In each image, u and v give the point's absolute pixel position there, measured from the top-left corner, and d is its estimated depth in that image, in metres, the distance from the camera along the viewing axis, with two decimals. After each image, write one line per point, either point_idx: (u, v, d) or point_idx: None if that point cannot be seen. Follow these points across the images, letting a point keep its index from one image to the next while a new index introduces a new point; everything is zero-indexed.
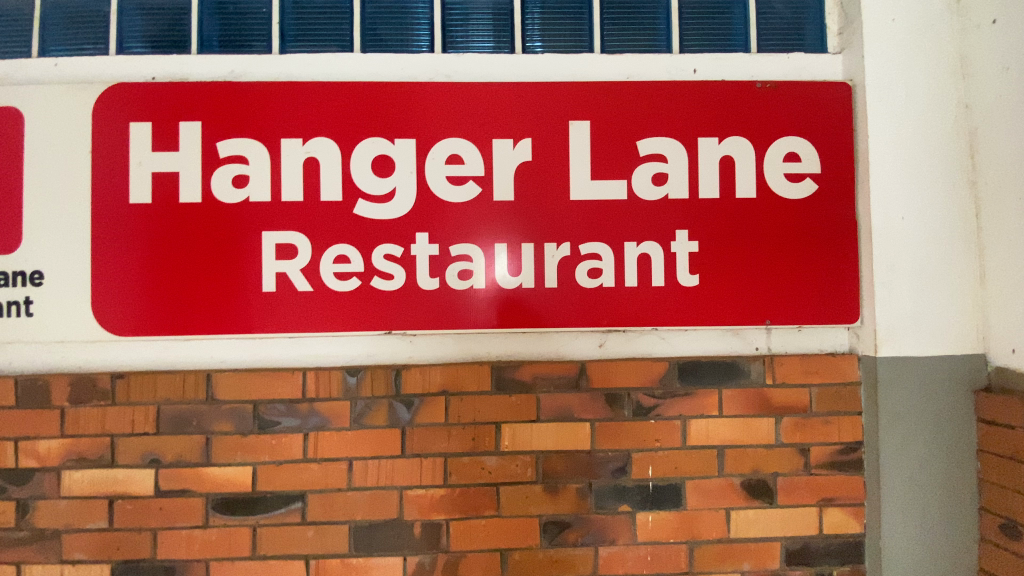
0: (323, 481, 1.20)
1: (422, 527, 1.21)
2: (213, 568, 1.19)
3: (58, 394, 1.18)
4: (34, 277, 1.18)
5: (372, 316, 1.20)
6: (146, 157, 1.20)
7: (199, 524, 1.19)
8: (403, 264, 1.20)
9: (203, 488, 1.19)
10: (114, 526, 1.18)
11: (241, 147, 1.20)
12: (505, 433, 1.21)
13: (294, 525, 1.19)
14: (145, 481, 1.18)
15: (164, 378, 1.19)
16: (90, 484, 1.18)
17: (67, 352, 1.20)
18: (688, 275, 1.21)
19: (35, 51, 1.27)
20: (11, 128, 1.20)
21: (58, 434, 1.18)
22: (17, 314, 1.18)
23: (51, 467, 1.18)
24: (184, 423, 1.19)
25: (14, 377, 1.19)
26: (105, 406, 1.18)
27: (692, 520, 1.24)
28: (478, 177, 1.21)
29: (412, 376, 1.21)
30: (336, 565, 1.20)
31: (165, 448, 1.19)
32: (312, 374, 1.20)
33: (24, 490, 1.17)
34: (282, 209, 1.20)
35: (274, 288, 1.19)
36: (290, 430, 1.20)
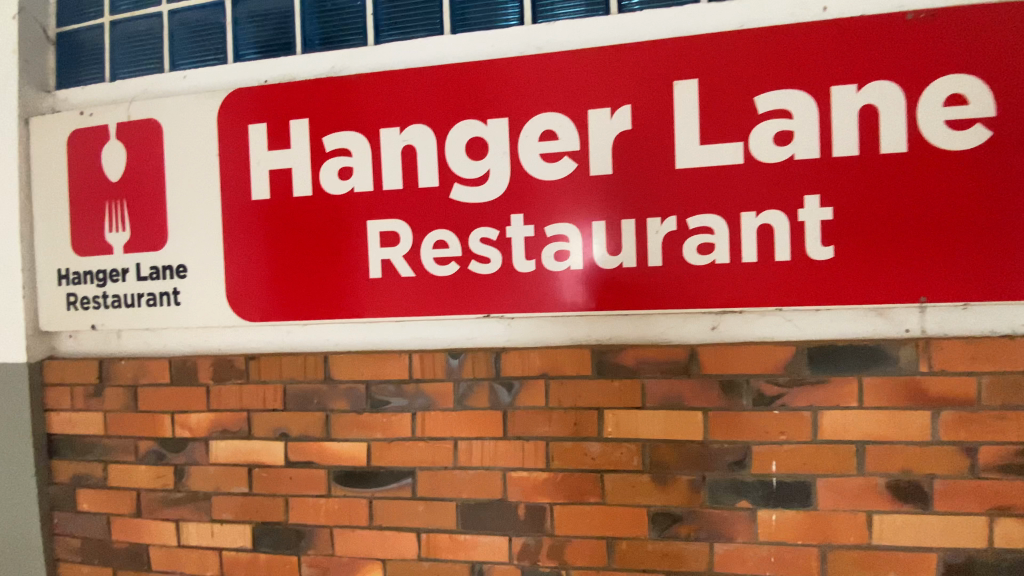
0: (430, 459, 1.24)
1: (526, 509, 1.20)
2: (337, 534, 1.28)
3: (204, 373, 1.33)
4: (179, 270, 1.32)
5: (472, 300, 1.20)
6: (264, 157, 1.29)
7: (324, 493, 1.28)
8: (499, 247, 1.18)
9: (325, 461, 1.28)
10: (253, 491, 1.32)
11: (344, 139, 1.25)
12: (608, 420, 1.16)
13: (405, 499, 1.25)
14: (276, 452, 1.30)
15: (288, 360, 1.30)
16: (232, 453, 1.32)
17: (209, 336, 1.35)
18: (819, 247, 1.06)
19: (167, 66, 1.41)
20: (154, 139, 1.35)
21: (206, 409, 1.33)
22: (167, 304, 1.34)
23: (201, 437, 1.34)
24: (306, 400, 1.29)
25: (168, 358, 1.36)
26: (242, 384, 1.31)
27: (825, 521, 1.11)
28: (574, 152, 1.15)
29: (511, 359, 1.20)
30: (445, 541, 1.24)
31: (291, 423, 1.29)
32: (417, 356, 1.24)
33: (181, 457, 1.35)
34: (383, 198, 1.23)
35: (379, 274, 1.24)
36: (398, 409, 1.25)
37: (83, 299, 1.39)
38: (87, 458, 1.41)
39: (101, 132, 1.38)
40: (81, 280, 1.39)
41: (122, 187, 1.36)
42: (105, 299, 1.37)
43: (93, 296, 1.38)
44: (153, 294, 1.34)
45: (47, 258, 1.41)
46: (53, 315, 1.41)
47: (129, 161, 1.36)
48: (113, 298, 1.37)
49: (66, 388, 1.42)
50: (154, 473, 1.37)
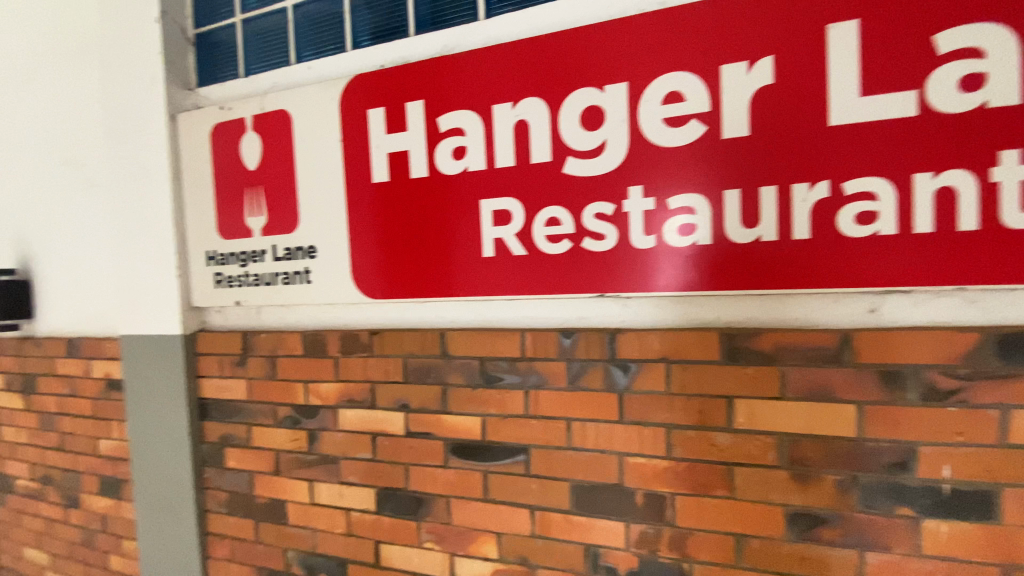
0: (544, 437, 1.22)
1: (645, 497, 1.15)
2: (453, 504, 1.31)
3: (333, 346, 1.43)
4: (310, 251, 1.42)
5: (588, 278, 1.14)
6: (382, 140, 1.32)
7: (441, 463, 1.32)
8: (616, 223, 1.11)
9: (442, 434, 1.32)
10: (376, 457, 1.39)
11: (457, 118, 1.24)
12: (739, 410, 1.07)
13: (519, 476, 1.25)
14: (398, 422, 1.36)
15: (407, 335, 1.35)
16: (358, 420, 1.41)
17: (335, 312, 1.44)
18: (1018, 213, 0.88)
19: (292, 58, 1.50)
20: (283, 127, 1.44)
21: (335, 379, 1.43)
22: (301, 282, 1.44)
23: (330, 405, 1.44)
24: (424, 374, 1.33)
25: (302, 331, 1.47)
26: (366, 356, 1.39)
27: (1013, 539, 0.94)
28: (704, 115, 1.05)
29: (628, 341, 1.14)
30: (559, 521, 1.22)
31: (411, 395, 1.35)
32: (530, 335, 1.22)
33: (314, 422, 1.46)
34: (495, 175, 1.21)
35: (491, 253, 1.23)
36: (511, 386, 1.25)
37: (229, 278, 1.54)
38: (234, 420, 1.57)
39: (238, 124, 1.50)
40: (227, 260, 1.53)
41: (258, 174, 1.48)
42: (247, 278, 1.51)
43: (237, 275, 1.52)
44: (288, 274, 1.45)
45: (197, 241, 1.57)
46: (203, 292, 1.57)
47: (264, 149, 1.47)
48: (254, 277, 1.50)
49: (215, 357, 1.58)
50: (290, 436, 1.49)
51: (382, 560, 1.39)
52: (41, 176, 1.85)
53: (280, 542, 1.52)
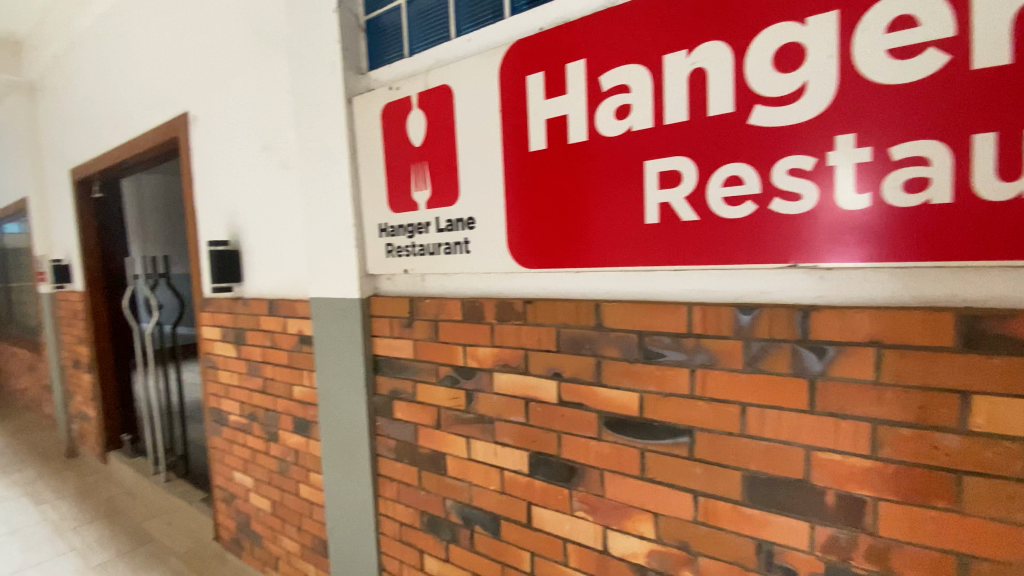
0: (712, 421, 1.12)
1: (837, 498, 1.01)
2: (608, 478, 1.28)
3: (489, 313, 1.46)
4: (469, 222, 1.46)
5: (775, 245, 1.00)
6: (541, 105, 1.29)
7: (595, 435, 1.29)
8: (815, 180, 0.96)
9: (597, 406, 1.28)
10: (529, 422, 1.40)
11: (623, 75, 1.15)
12: (977, 408, 0.87)
13: (681, 458, 1.17)
14: (550, 390, 1.35)
15: (561, 305, 1.32)
16: (512, 385, 1.43)
17: (491, 280, 1.47)
18: None
19: (453, 33, 1.53)
20: (445, 100, 1.47)
21: (490, 344, 1.46)
22: (461, 252, 1.49)
23: (486, 367, 1.48)
24: (579, 344, 1.29)
25: (460, 299, 1.53)
26: (520, 324, 1.40)
27: None
28: (947, 41, 0.83)
29: (825, 319, 0.98)
30: (727, 510, 1.13)
31: (565, 365, 1.32)
32: (699, 309, 1.12)
33: (471, 383, 1.52)
34: (665, 133, 1.11)
35: (657, 219, 1.14)
36: (675, 363, 1.16)
37: (398, 249, 1.66)
38: (401, 376, 1.71)
39: (405, 102, 1.58)
40: (396, 232, 1.66)
41: (423, 149, 1.55)
42: (414, 248, 1.62)
43: (405, 245, 1.64)
44: (449, 244, 1.51)
45: (371, 213, 1.72)
46: (377, 261, 1.73)
47: (428, 123, 1.53)
48: (420, 247, 1.60)
49: (386, 319, 1.74)
50: (450, 394, 1.58)
51: (533, 522, 1.42)
52: (247, 160, 2.16)
53: (439, 490, 1.62)
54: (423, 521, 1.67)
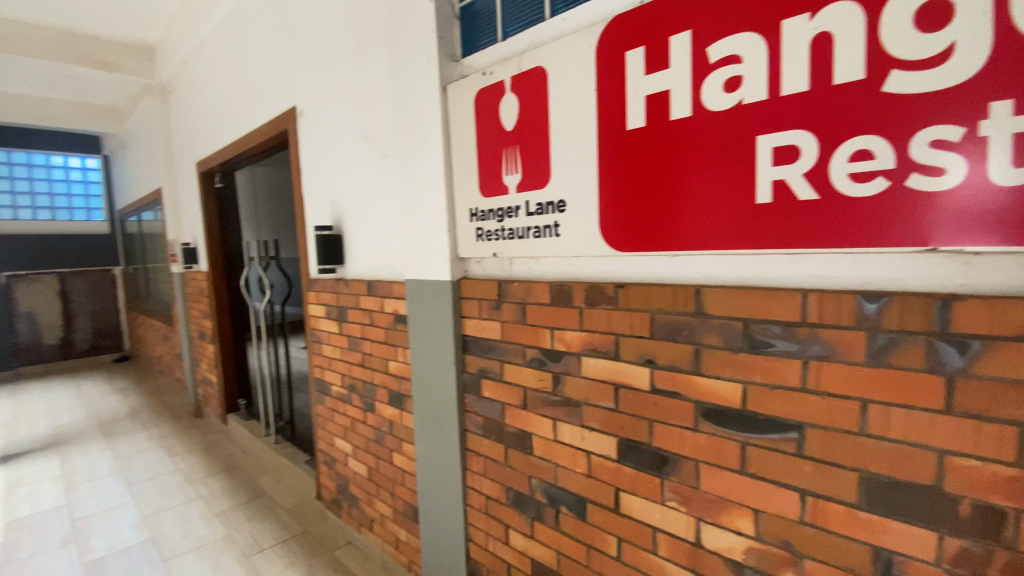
0: (825, 416, 1.05)
1: (972, 508, 0.90)
2: (704, 470, 1.24)
3: (578, 297, 1.43)
4: (560, 205, 1.44)
5: (911, 226, 0.91)
6: (640, 82, 1.24)
7: (690, 426, 1.25)
8: (962, 153, 0.85)
9: (694, 396, 1.23)
10: (619, 408, 1.38)
11: (734, 45, 1.08)
12: None
13: (788, 454, 1.10)
14: (642, 377, 1.32)
15: (657, 290, 1.27)
16: (601, 370, 1.40)
17: (580, 264, 1.45)
18: None
19: (547, 13, 1.49)
20: (540, 81, 1.45)
21: (579, 328, 1.44)
22: (550, 236, 1.47)
23: (575, 351, 1.46)
24: (675, 331, 1.25)
25: (548, 283, 1.51)
26: (611, 309, 1.37)
27: None
28: None
29: (970, 311, 0.87)
30: (839, 513, 1.05)
31: (660, 351, 1.28)
32: (816, 296, 1.03)
33: (558, 366, 1.51)
34: (781, 106, 1.03)
35: (769, 198, 1.06)
36: (785, 354, 1.09)
37: (488, 233, 1.67)
38: (489, 356, 1.74)
39: (497, 87, 1.58)
40: (486, 217, 1.67)
41: (514, 134, 1.54)
42: (503, 232, 1.62)
43: (494, 230, 1.65)
44: (539, 227, 1.50)
45: (463, 198, 1.75)
46: (467, 244, 1.76)
47: (520, 106, 1.51)
48: (509, 231, 1.60)
49: (475, 301, 1.78)
50: (536, 376, 1.58)
51: (621, 508, 1.42)
52: (349, 149, 2.30)
53: (526, 469, 1.65)
54: (509, 497, 1.71)
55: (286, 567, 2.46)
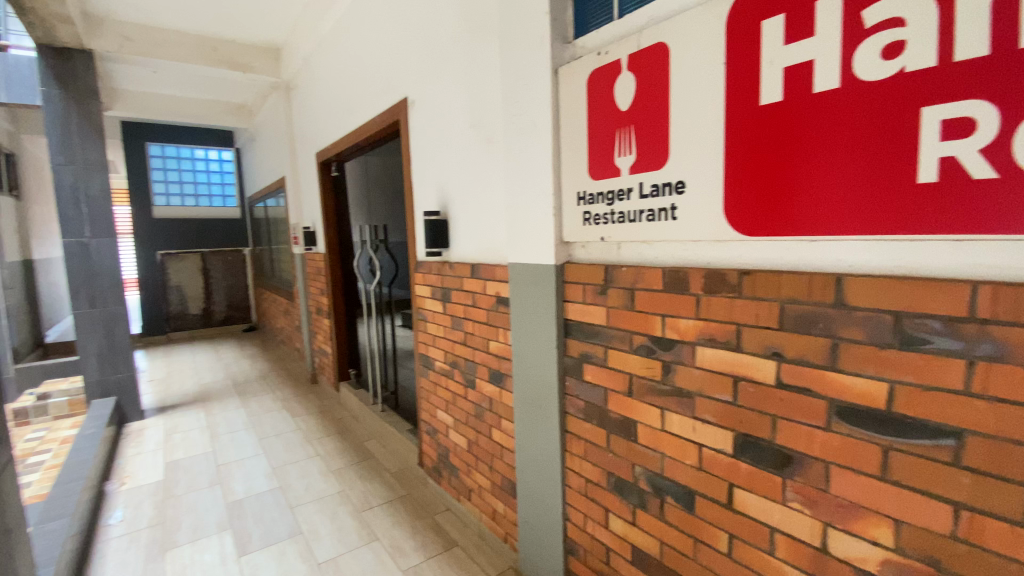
0: (992, 424, 0.92)
1: None
2: (834, 472, 1.15)
3: (695, 283, 1.38)
4: (678, 187, 1.38)
5: None
6: (778, 54, 1.15)
7: (821, 424, 1.16)
8: None
9: (827, 393, 1.15)
10: (737, 401, 1.32)
11: (897, 6, 0.97)
12: None
13: (942, 464, 0.99)
14: (766, 370, 1.25)
15: (789, 278, 1.19)
16: (718, 361, 1.35)
17: (698, 249, 1.39)
18: None
19: None
20: (661, 58, 1.39)
21: (694, 316, 1.39)
22: (665, 219, 1.43)
23: (689, 341, 1.41)
24: (808, 323, 1.17)
25: (661, 268, 1.47)
26: (733, 297, 1.30)
27: None
28: None
29: None
30: (1004, 533, 0.93)
31: (789, 343, 1.20)
32: (988, 289, 0.91)
33: (669, 354, 1.47)
34: (953, 72, 0.91)
35: (933, 177, 0.95)
36: (945, 353, 0.97)
37: (596, 217, 1.63)
38: (593, 341, 1.71)
39: (613, 67, 1.53)
40: (595, 200, 1.62)
41: (628, 114, 1.50)
42: (613, 215, 1.58)
43: (604, 213, 1.60)
44: (653, 211, 1.46)
45: (571, 180, 1.70)
46: (574, 228, 1.72)
47: (637, 85, 1.47)
48: (620, 214, 1.56)
49: (579, 286, 1.74)
50: (644, 363, 1.54)
51: (734, 503, 1.36)
52: (457, 135, 2.38)
53: (629, 456, 1.63)
54: (610, 482, 1.71)
55: (393, 525, 2.67)
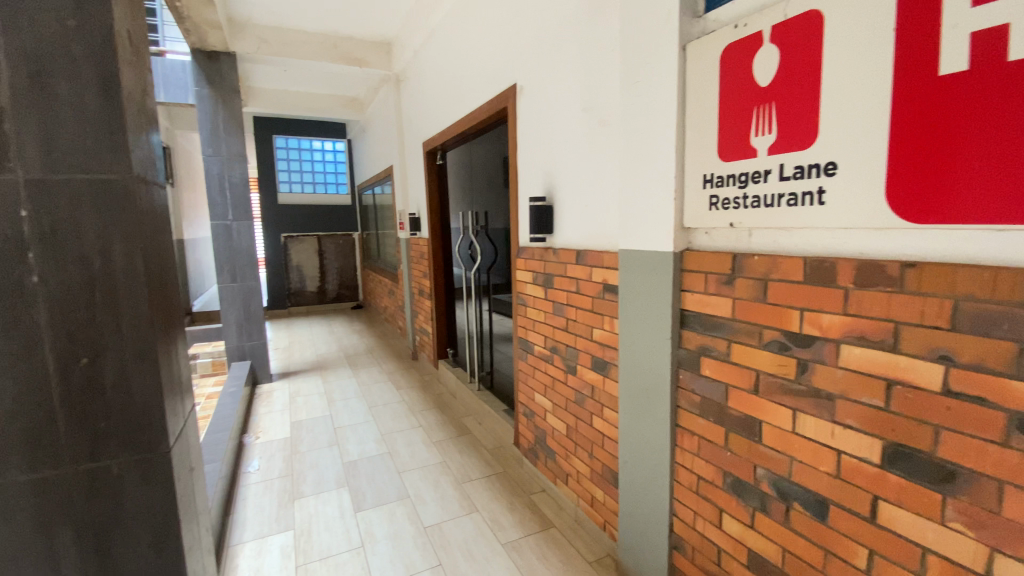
0: None
1: None
2: (1011, 495, 1.01)
3: (844, 275, 1.26)
4: (827, 169, 1.26)
5: None
6: (964, 17, 1.00)
7: (997, 440, 1.02)
8: None
9: (1009, 405, 1.00)
10: (889, 408, 1.19)
11: None
12: None
13: None
14: (929, 375, 1.11)
15: (966, 272, 1.04)
16: (868, 362, 1.22)
17: (848, 237, 1.26)
18: None
19: None
20: (813, 27, 1.27)
21: (840, 311, 1.27)
22: (809, 204, 1.31)
23: (831, 339, 1.29)
24: (990, 324, 1.01)
25: (802, 257, 1.35)
26: (891, 292, 1.17)
27: None
28: None
29: None
30: None
31: (962, 346, 1.06)
32: None
33: (807, 352, 1.36)
34: None
35: None
36: None
37: (724, 201, 1.54)
38: (714, 334, 1.63)
39: (753, 40, 1.42)
40: (725, 183, 1.53)
41: (770, 91, 1.38)
42: (745, 200, 1.48)
43: (734, 197, 1.50)
44: (794, 195, 1.35)
45: (696, 164, 1.62)
46: (697, 213, 1.64)
47: (782, 59, 1.35)
48: (753, 198, 1.45)
49: (701, 274, 1.65)
50: (775, 361, 1.44)
51: (877, 518, 1.24)
52: (567, 120, 2.35)
53: (750, 456, 1.55)
54: (726, 481, 1.64)
55: (491, 499, 2.78)
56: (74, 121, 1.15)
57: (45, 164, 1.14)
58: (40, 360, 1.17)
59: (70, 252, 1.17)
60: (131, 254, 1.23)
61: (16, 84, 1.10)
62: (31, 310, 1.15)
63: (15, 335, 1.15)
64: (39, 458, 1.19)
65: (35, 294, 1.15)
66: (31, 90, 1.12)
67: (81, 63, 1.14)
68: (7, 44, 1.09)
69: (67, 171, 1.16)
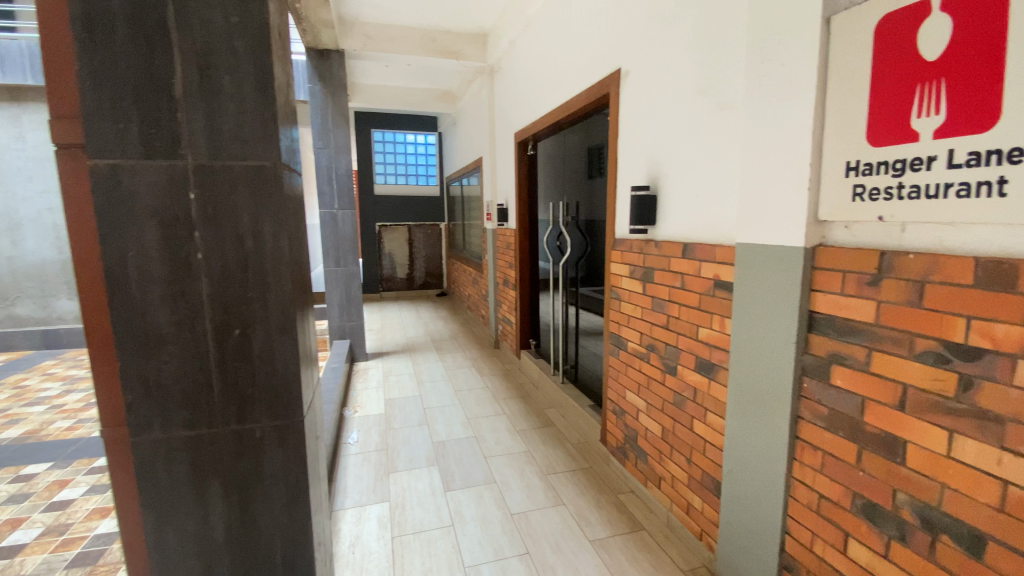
0: None
1: None
2: None
3: None
4: (1012, 154, 1.07)
5: None
6: None
7: None
8: None
9: None
10: None
11: None
12: None
13: None
14: None
15: None
16: None
17: None
18: None
19: None
20: None
21: (1021, 322, 1.08)
22: (985, 195, 1.12)
23: (1007, 353, 1.11)
24: None
25: (971, 257, 1.17)
26: None
27: None
28: None
29: None
30: None
31: None
32: None
33: (972, 367, 1.18)
34: None
35: None
36: None
37: (873, 192, 1.37)
38: (850, 340, 1.47)
39: (920, 7, 1.24)
40: (874, 171, 1.36)
41: (939, 66, 1.20)
42: (898, 191, 1.30)
43: (886, 187, 1.33)
44: (966, 184, 1.16)
45: (838, 150, 1.46)
46: (836, 205, 1.48)
47: (956, 28, 1.17)
48: (910, 189, 1.28)
49: (837, 274, 1.49)
50: (928, 374, 1.27)
51: None
52: (678, 106, 2.23)
53: (889, 479, 1.38)
54: (856, 504, 1.48)
55: (578, 494, 2.75)
56: (234, 112, 1.27)
57: (211, 152, 1.26)
58: (201, 329, 1.31)
59: (229, 232, 1.29)
60: (278, 236, 1.34)
61: (189, 79, 1.23)
62: (195, 284, 1.29)
63: (182, 305, 1.29)
64: (197, 417, 1.34)
65: (199, 269, 1.28)
66: (200, 84, 1.23)
67: (240, 58, 1.25)
68: (182, 42, 1.21)
69: (228, 159, 1.28)
